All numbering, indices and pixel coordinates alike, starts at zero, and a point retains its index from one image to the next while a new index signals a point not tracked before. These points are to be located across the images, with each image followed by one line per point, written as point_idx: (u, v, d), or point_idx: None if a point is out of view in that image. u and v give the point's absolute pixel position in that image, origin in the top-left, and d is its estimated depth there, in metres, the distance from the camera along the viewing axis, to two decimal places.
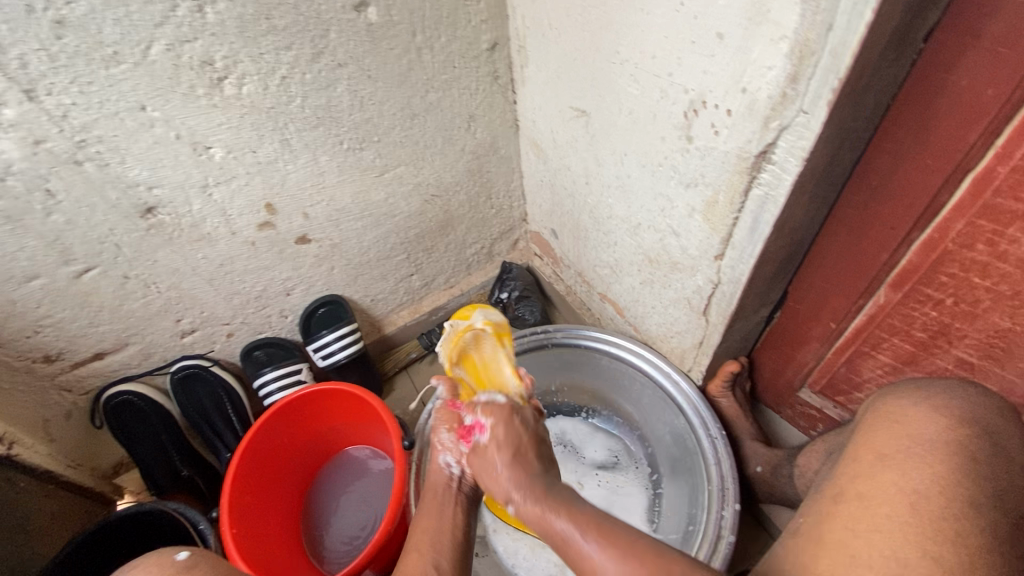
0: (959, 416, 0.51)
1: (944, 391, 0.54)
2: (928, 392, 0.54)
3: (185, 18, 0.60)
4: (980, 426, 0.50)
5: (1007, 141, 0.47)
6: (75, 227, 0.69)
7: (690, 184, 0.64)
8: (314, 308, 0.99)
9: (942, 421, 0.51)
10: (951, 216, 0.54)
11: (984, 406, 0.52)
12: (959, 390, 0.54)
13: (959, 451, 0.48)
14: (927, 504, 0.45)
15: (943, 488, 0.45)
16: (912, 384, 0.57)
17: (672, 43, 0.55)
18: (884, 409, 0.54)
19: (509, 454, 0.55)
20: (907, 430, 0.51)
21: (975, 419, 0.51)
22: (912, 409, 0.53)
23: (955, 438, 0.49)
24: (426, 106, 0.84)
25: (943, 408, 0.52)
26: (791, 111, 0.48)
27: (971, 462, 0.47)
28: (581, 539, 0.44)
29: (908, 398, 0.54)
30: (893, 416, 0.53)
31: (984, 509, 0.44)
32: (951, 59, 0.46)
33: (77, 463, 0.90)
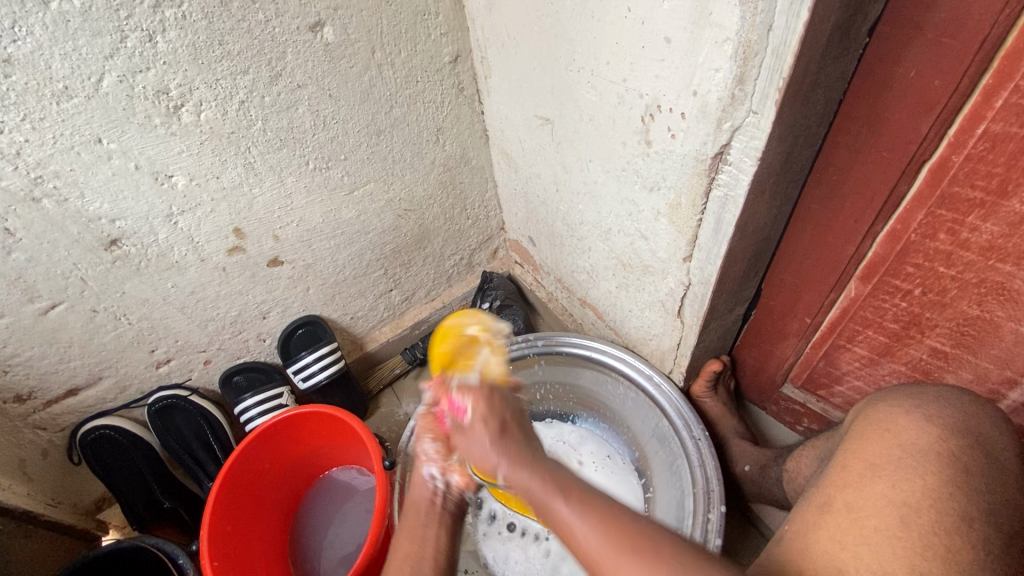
0: (952, 425, 0.50)
1: (937, 397, 0.53)
2: (921, 399, 0.53)
3: (136, 49, 0.60)
4: (974, 436, 0.49)
5: (958, 130, 0.47)
6: (37, 264, 0.68)
7: (654, 188, 0.63)
8: (292, 330, 0.98)
9: (935, 430, 0.49)
10: (912, 207, 0.53)
11: (979, 414, 0.51)
12: (953, 399, 0.53)
13: (952, 462, 0.47)
14: (918, 518, 0.44)
15: (935, 503, 0.44)
16: (905, 390, 0.56)
17: (624, 49, 0.55)
18: (876, 415, 0.54)
19: (494, 430, 0.48)
20: (899, 438, 0.50)
21: (970, 428, 0.49)
22: (905, 415, 0.52)
23: (948, 448, 0.48)
24: (392, 122, 0.84)
25: (936, 417, 0.51)
26: (741, 112, 0.48)
27: (964, 474, 0.46)
28: (563, 506, 0.43)
29: (900, 404, 0.53)
30: (884, 423, 0.52)
31: (977, 525, 0.43)
32: (897, 52, 0.46)
33: (57, 501, 0.88)
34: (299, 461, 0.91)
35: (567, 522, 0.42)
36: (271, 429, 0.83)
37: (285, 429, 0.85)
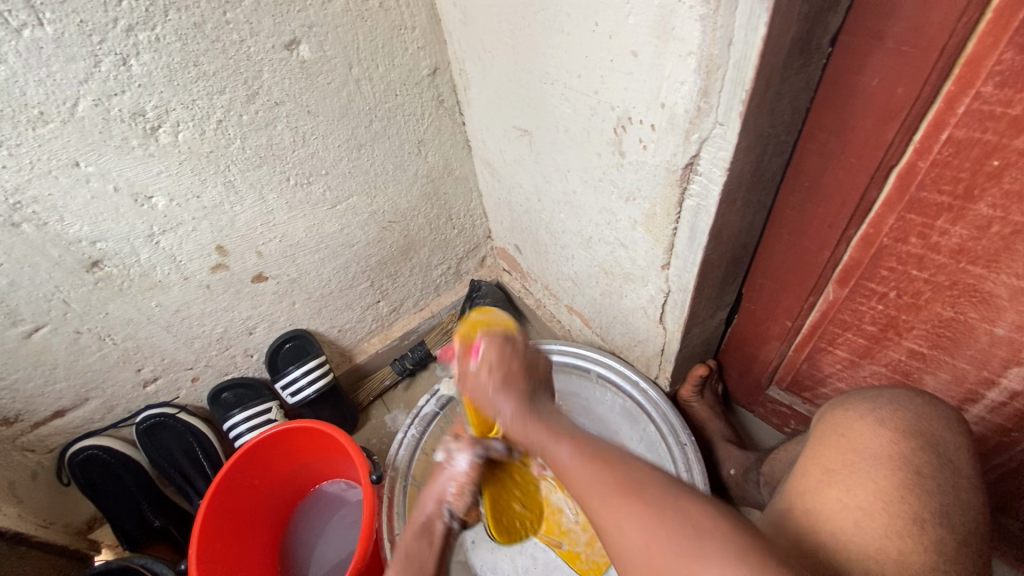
0: (905, 427, 0.50)
1: (891, 399, 0.53)
2: (875, 402, 0.53)
3: (110, 73, 0.60)
4: (925, 437, 0.49)
5: (923, 136, 0.47)
6: (19, 288, 0.68)
7: (629, 198, 0.64)
8: (279, 345, 0.98)
9: (886, 434, 0.49)
10: (882, 211, 0.54)
11: (931, 415, 0.51)
12: (906, 398, 0.53)
13: (904, 464, 0.47)
14: (871, 522, 0.44)
15: (886, 506, 0.45)
16: (862, 392, 0.56)
17: (594, 62, 0.55)
18: (833, 420, 0.53)
19: (498, 377, 0.50)
20: (853, 442, 0.50)
21: (923, 429, 0.50)
22: (857, 419, 0.52)
23: (899, 450, 0.48)
24: (372, 136, 0.84)
25: (888, 420, 0.51)
26: (708, 124, 0.49)
27: (916, 476, 0.46)
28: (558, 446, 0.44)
29: (855, 408, 0.53)
30: (839, 428, 0.52)
31: (929, 526, 0.44)
32: (860, 61, 0.46)
33: (47, 522, 0.88)
34: (287, 476, 0.91)
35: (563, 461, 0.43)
36: (258, 446, 0.83)
37: (272, 445, 0.85)
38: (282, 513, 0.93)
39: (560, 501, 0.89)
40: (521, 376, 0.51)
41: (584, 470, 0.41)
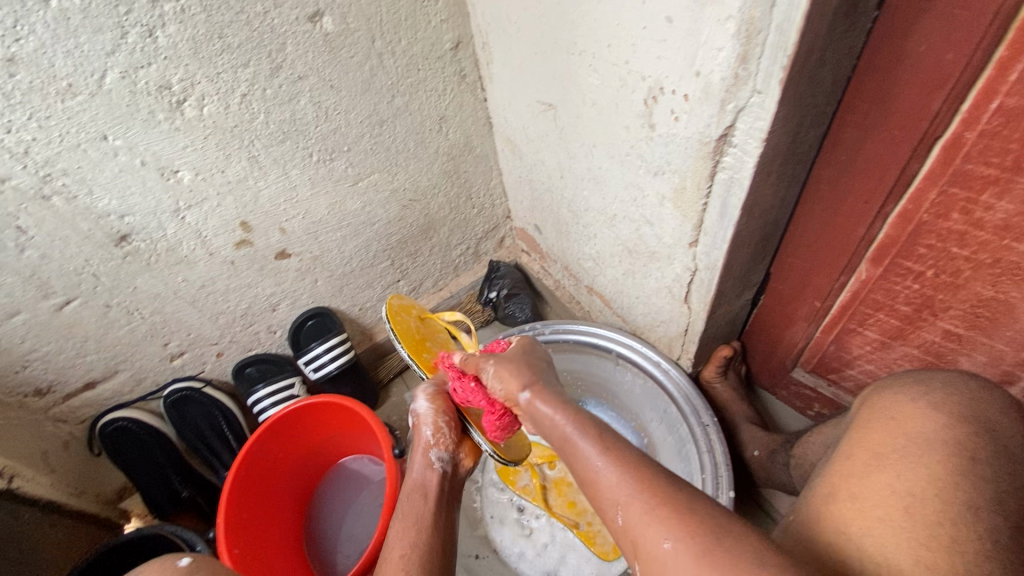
0: (959, 411, 0.49)
1: (944, 384, 0.52)
2: (928, 387, 0.52)
3: (137, 44, 0.60)
4: (982, 423, 0.48)
5: (972, 105, 0.45)
6: (51, 261, 0.69)
7: (658, 172, 0.63)
8: (302, 322, 0.99)
9: (941, 419, 0.49)
10: (923, 185, 0.52)
11: (986, 400, 0.50)
12: (960, 383, 0.52)
13: (957, 449, 0.46)
14: (922, 508, 0.43)
15: (940, 492, 0.44)
16: (911, 376, 0.55)
17: (625, 30, 0.54)
18: (881, 403, 0.53)
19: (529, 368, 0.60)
20: (904, 426, 0.49)
21: (978, 415, 0.49)
22: (909, 403, 0.51)
23: (953, 436, 0.47)
24: (394, 112, 0.83)
25: (943, 405, 0.50)
26: (745, 92, 0.47)
27: (970, 461, 0.45)
28: (584, 441, 0.48)
29: (906, 392, 0.52)
30: (889, 411, 0.51)
31: (983, 514, 0.43)
32: (907, 26, 0.44)
33: (81, 490, 0.91)
34: (313, 450, 0.93)
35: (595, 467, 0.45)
36: (283, 420, 0.84)
37: (298, 419, 0.86)
38: (308, 485, 0.95)
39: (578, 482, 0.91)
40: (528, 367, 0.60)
41: (622, 482, 0.43)
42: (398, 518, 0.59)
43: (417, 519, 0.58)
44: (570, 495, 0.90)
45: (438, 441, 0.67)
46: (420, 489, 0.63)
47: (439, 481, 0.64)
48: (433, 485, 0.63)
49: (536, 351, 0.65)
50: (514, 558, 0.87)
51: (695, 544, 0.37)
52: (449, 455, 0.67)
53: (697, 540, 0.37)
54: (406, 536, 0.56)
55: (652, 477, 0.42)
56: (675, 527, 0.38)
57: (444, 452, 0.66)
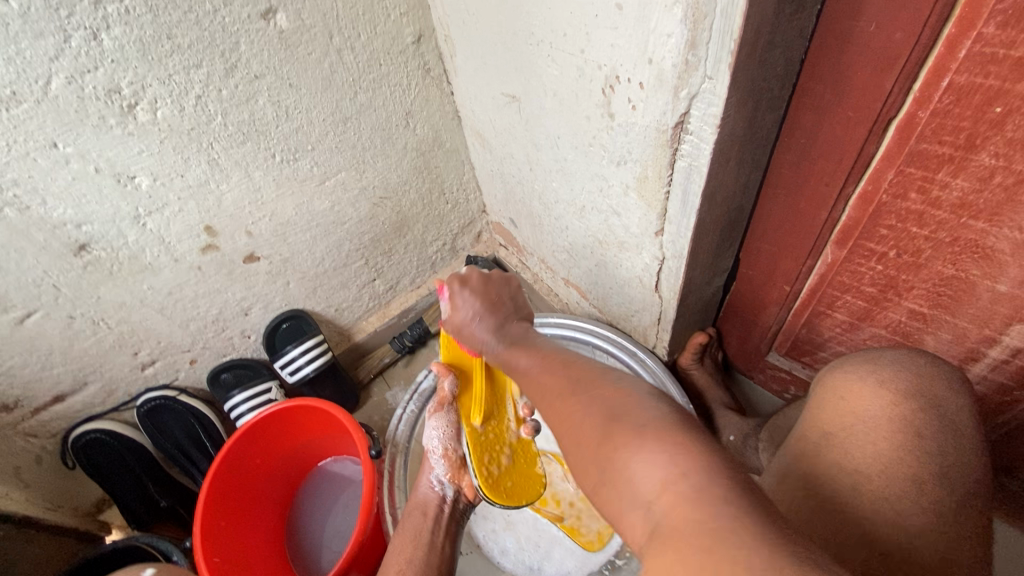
0: (906, 388, 0.48)
1: (892, 360, 0.51)
2: (877, 362, 0.51)
3: (81, 48, 0.58)
4: (926, 397, 0.48)
5: (923, 84, 0.45)
6: (6, 274, 0.68)
7: (621, 162, 0.62)
8: (276, 324, 0.97)
9: (886, 396, 0.48)
10: (882, 166, 0.52)
11: (933, 373, 0.49)
12: (910, 360, 0.51)
13: (903, 427, 0.46)
14: (869, 484, 0.45)
15: (885, 469, 0.45)
16: (864, 354, 0.54)
17: (578, 18, 0.53)
18: (831, 383, 0.52)
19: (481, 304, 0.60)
20: (853, 406, 0.49)
21: (923, 391, 0.48)
22: (858, 381, 0.50)
23: (899, 413, 0.47)
24: (358, 108, 0.82)
25: (889, 381, 0.49)
26: (697, 78, 0.47)
27: (917, 439, 0.46)
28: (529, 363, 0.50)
29: (856, 370, 0.51)
30: (839, 390, 0.51)
31: (927, 488, 0.44)
32: (856, 6, 0.44)
33: (56, 505, 0.90)
34: (288, 456, 0.92)
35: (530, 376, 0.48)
36: (254, 428, 0.83)
37: (272, 425, 0.85)
38: (286, 490, 0.94)
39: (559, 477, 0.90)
40: (499, 306, 0.60)
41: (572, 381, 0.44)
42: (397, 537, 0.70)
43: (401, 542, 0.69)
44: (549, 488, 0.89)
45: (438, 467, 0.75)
46: (420, 508, 0.73)
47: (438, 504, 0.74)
48: (433, 505, 0.73)
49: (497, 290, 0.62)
50: (497, 553, 0.88)
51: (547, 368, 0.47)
52: (451, 481, 0.75)
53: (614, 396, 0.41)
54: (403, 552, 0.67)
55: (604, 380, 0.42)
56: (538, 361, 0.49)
57: (442, 476, 0.75)
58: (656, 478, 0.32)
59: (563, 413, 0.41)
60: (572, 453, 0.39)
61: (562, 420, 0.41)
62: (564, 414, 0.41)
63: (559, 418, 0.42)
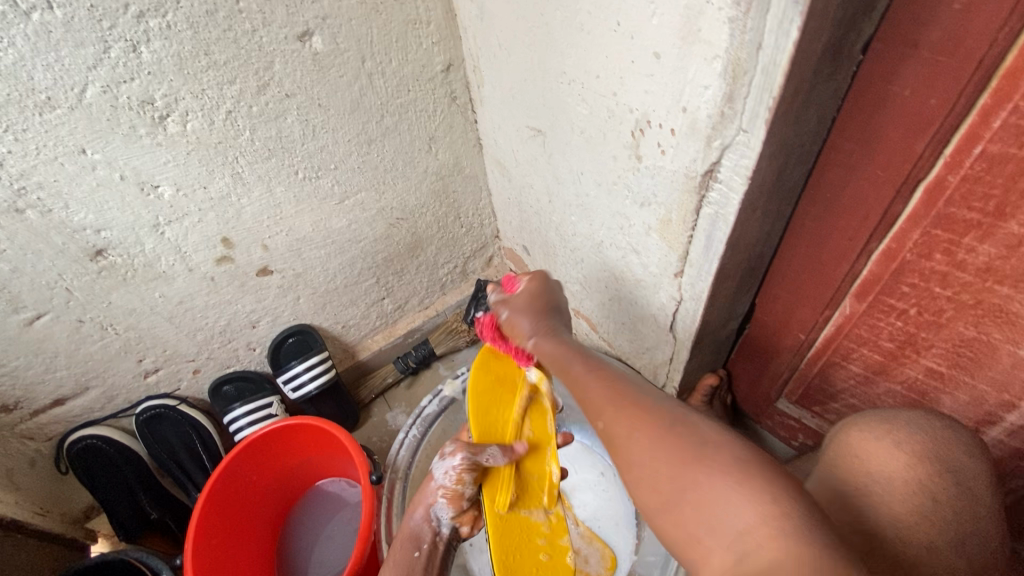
0: (925, 452, 0.48)
1: (908, 424, 0.51)
2: (892, 424, 0.51)
3: (119, 59, 0.59)
4: (944, 463, 0.48)
5: (955, 150, 0.45)
6: (21, 275, 0.68)
7: (644, 203, 0.63)
8: (282, 339, 0.97)
9: (902, 458, 0.47)
10: (907, 226, 0.52)
11: (950, 439, 0.50)
12: (925, 423, 0.51)
13: (921, 491, 0.46)
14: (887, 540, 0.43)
15: (902, 530, 0.44)
16: (878, 413, 0.53)
17: (613, 63, 0.54)
18: (846, 440, 0.51)
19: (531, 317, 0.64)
20: (867, 465, 0.48)
21: (941, 456, 0.48)
22: (876, 440, 0.49)
23: (917, 476, 0.46)
24: (383, 131, 0.83)
25: (905, 444, 0.48)
26: (731, 130, 0.47)
27: (934, 504, 0.45)
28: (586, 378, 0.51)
29: (872, 430, 0.50)
30: (855, 449, 0.49)
31: (939, 553, 0.43)
32: (892, 70, 0.45)
33: (45, 510, 0.87)
34: (288, 473, 0.90)
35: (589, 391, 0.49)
36: (257, 441, 0.82)
37: (274, 441, 0.84)
38: (281, 509, 0.92)
39: (560, 513, 0.88)
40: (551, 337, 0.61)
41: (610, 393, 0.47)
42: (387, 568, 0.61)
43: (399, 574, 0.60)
44: None
45: (447, 501, 0.65)
46: (412, 542, 0.63)
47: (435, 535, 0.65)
48: (426, 539, 0.64)
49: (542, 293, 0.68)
50: None
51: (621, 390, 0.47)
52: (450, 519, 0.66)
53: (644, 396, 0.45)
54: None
55: (630, 390, 0.46)
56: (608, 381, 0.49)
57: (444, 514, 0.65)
58: (744, 513, 0.33)
59: (636, 429, 0.42)
60: (645, 478, 0.40)
61: (635, 454, 0.41)
62: (643, 450, 0.41)
63: (628, 447, 0.42)
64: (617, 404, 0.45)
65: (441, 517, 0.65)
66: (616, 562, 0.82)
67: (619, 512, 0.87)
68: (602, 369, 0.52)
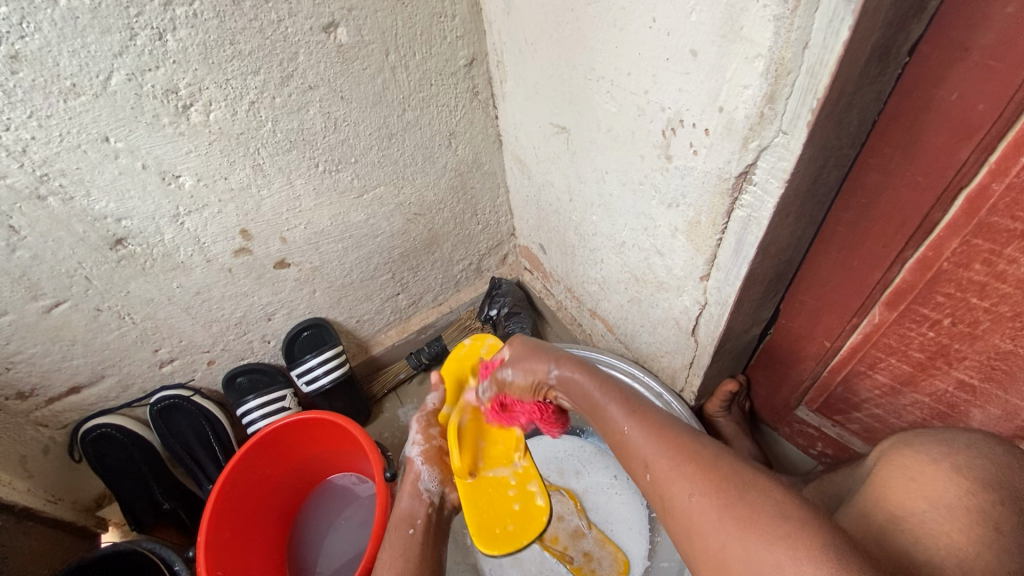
0: (983, 476, 0.47)
1: (967, 446, 0.50)
2: (950, 446, 0.50)
3: (145, 47, 0.58)
4: (1006, 490, 0.46)
5: (1001, 157, 0.44)
6: (42, 262, 0.67)
7: (672, 205, 0.61)
8: (297, 332, 0.96)
9: (962, 484, 0.47)
10: (945, 234, 0.51)
11: (1011, 466, 0.48)
12: (984, 448, 0.50)
13: (982, 520, 0.44)
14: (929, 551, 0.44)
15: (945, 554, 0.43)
16: (935, 434, 0.53)
17: (647, 60, 0.53)
18: (899, 461, 0.51)
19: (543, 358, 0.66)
20: (925, 489, 0.47)
21: (1001, 482, 0.46)
22: (931, 463, 0.49)
23: (976, 503, 0.45)
24: (404, 125, 0.82)
25: (965, 468, 0.48)
26: (770, 131, 0.46)
27: (995, 534, 0.43)
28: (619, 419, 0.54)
29: (926, 451, 0.50)
30: (909, 471, 0.49)
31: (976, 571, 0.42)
32: (939, 74, 0.43)
33: (57, 498, 0.88)
34: (300, 466, 0.90)
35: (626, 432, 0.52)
36: (273, 433, 0.82)
37: (287, 434, 0.84)
38: (293, 503, 0.92)
39: (574, 516, 0.87)
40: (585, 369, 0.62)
41: (648, 439, 0.49)
42: (387, 548, 0.63)
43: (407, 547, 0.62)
44: (559, 526, 0.87)
45: (424, 468, 0.71)
46: (408, 519, 0.66)
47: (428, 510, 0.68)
48: (420, 513, 0.67)
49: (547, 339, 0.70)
50: None
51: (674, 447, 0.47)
52: (438, 487, 0.71)
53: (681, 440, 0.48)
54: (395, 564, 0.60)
55: (666, 433, 0.49)
56: (651, 432, 0.50)
57: (429, 481, 0.71)
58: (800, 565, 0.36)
59: (695, 494, 0.43)
60: (709, 546, 0.41)
61: (679, 501, 0.44)
62: (687, 499, 0.43)
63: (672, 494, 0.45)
64: (657, 450, 0.48)
65: (428, 487, 0.70)
66: (629, 566, 0.82)
67: (633, 516, 0.86)
68: (633, 405, 0.54)
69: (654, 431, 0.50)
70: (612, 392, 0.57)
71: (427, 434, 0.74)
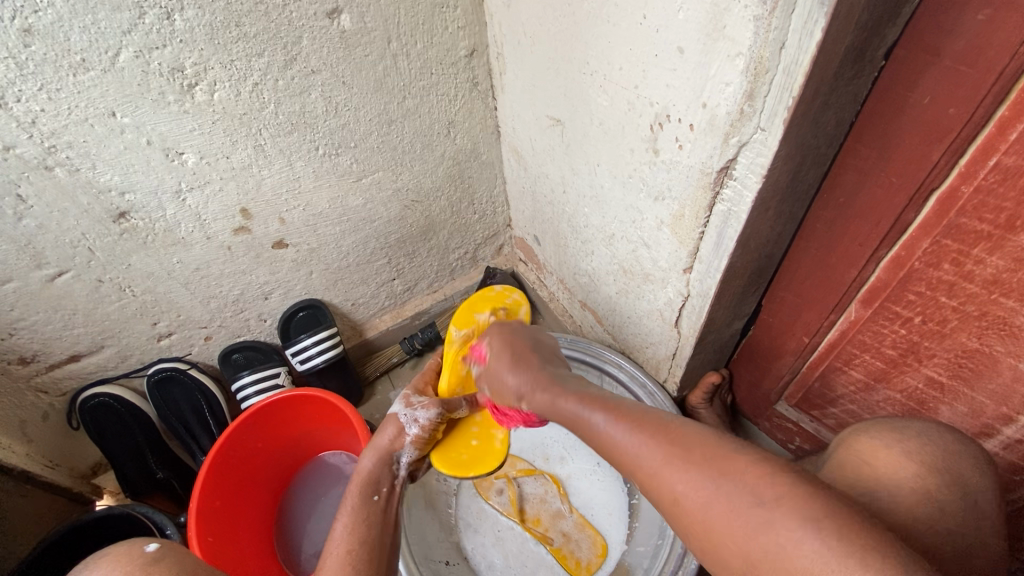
0: (931, 461, 0.48)
1: (919, 433, 0.51)
2: (903, 433, 0.51)
3: (153, 26, 0.60)
4: (951, 474, 0.48)
5: (970, 160, 0.46)
6: (47, 232, 0.69)
7: (658, 197, 0.63)
8: (293, 312, 0.99)
9: (912, 468, 0.48)
10: (917, 234, 0.53)
11: (960, 453, 0.49)
12: (935, 435, 0.51)
13: (923, 498, 0.46)
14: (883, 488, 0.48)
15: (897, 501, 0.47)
16: (888, 422, 0.54)
17: (637, 56, 0.54)
18: (854, 447, 0.52)
19: (510, 361, 0.65)
20: (877, 470, 0.48)
21: (950, 467, 0.48)
22: (885, 449, 0.49)
23: (924, 485, 0.47)
24: (404, 113, 0.84)
25: (916, 453, 0.49)
26: (749, 128, 0.48)
27: (938, 511, 0.46)
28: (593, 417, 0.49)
29: (883, 438, 0.51)
30: (864, 456, 0.50)
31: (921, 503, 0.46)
32: (912, 79, 0.45)
33: (55, 463, 0.90)
34: (292, 441, 0.93)
35: (603, 430, 0.47)
36: (269, 407, 0.85)
37: (280, 409, 0.87)
38: (282, 478, 0.94)
39: (555, 499, 0.90)
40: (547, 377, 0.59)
41: (624, 428, 0.45)
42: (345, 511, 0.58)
43: (366, 516, 0.57)
44: (541, 508, 0.90)
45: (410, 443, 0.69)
46: (371, 486, 0.62)
47: (393, 480, 0.65)
48: (387, 483, 0.64)
49: (519, 338, 0.69)
50: (483, 568, 0.86)
51: (652, 437, 0.42)
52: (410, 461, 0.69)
53: (655, 429, 0.43)
54: (354, 530, 0.55)
55: (642, 421, 0.44)
56: (627, 425, 0.45)
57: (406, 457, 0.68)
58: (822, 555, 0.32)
59: (686, 487, 0.38)
60: (717, 545, 0.37)
61: (678, 497, 0.39)
62: (684, 494, 0.38)
63: (668, 490, 0.39)
64: (639, 440, 0.43)
65: (403, 459, 0.68)
66: (607, 549, 0.84)
67: (613, 502, 0.88)
68: (605, 401, 0.50)
69: (625, 422, 0.45)
70: (584, 397, 0.52)
71: (433, 420, 0.71)
